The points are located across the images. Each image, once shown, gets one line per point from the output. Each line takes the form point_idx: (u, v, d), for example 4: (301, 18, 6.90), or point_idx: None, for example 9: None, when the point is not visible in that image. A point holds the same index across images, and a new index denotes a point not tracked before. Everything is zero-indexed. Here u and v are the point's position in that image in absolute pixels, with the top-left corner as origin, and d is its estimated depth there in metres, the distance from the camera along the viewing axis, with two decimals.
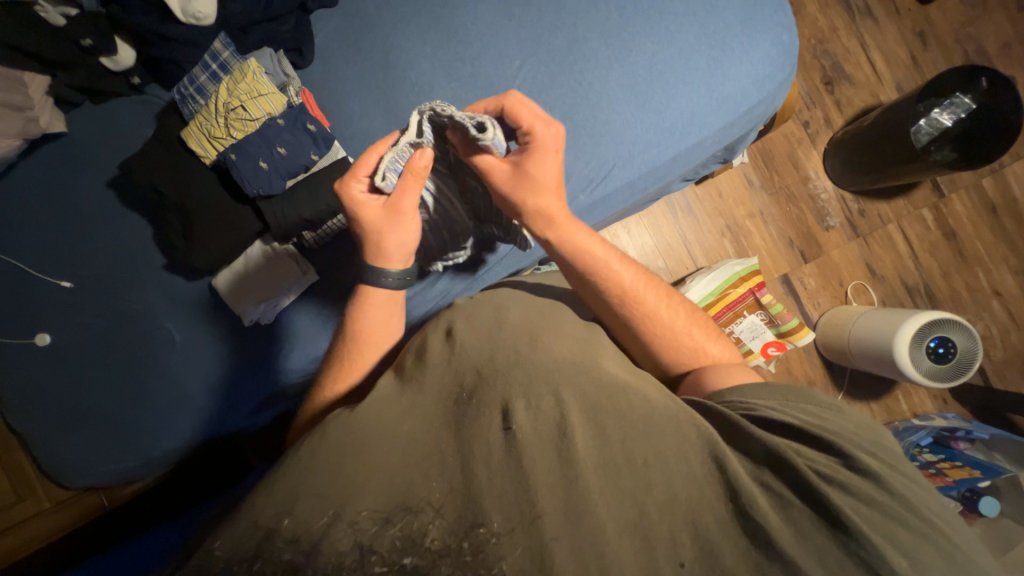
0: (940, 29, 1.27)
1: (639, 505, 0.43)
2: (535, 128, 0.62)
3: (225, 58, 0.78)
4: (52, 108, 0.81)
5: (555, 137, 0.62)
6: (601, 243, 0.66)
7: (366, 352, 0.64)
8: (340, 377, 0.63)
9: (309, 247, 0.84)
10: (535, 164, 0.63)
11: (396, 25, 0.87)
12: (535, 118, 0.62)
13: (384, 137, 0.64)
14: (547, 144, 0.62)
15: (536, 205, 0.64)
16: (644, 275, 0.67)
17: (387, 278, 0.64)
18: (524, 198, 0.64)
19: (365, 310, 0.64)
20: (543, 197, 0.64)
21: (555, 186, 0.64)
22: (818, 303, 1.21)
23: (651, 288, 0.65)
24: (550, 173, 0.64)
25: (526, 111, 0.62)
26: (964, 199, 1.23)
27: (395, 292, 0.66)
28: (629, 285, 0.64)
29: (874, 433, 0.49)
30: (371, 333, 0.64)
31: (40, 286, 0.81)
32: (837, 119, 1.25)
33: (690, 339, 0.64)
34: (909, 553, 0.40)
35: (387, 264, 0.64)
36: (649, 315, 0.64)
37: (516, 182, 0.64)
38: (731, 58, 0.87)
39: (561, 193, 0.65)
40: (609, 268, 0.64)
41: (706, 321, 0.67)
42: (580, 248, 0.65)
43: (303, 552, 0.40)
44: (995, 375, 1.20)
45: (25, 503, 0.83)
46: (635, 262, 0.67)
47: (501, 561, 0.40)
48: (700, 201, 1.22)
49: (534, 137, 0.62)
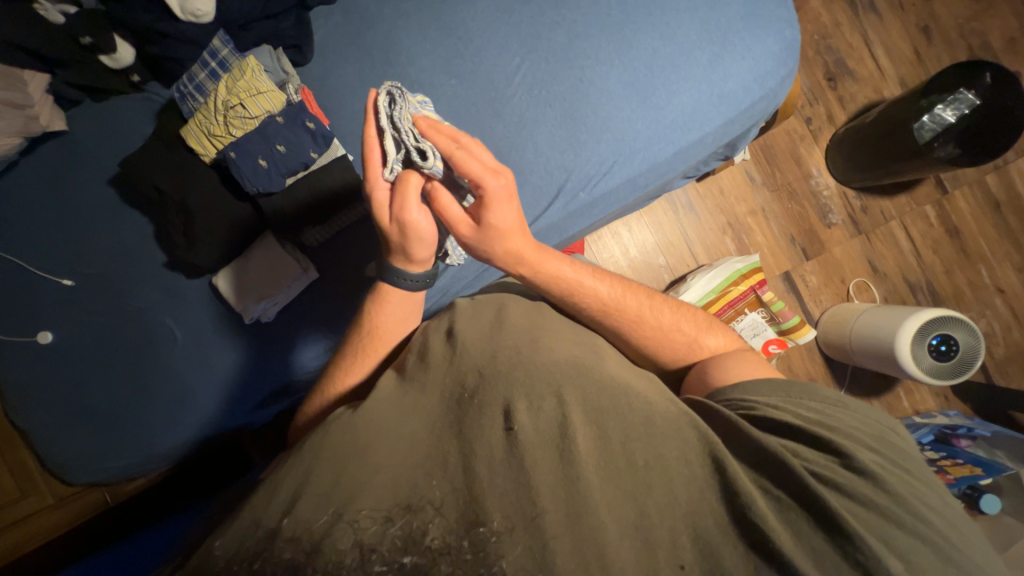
0: (944, 24, 1.26)
1: (640, 507, 0.43)
2: (486, 185, 0.56)
3: (225, 56, 0.77)
4: (53, 107, 0.81)
5: (505, 187, 0.57)
6: (572, 265, 0.65)
7: (370, 350, 0.64)
8: (340, 377, 0.63)
9: (311, 246, 0.84)
10: (491, 214, 0.58)
11: (396, 22, 0.87)
12: (484, 172, 0.56)
13: (364, 114, 0.59)
14: (498, 196, 0.57)
15: (504, 250, 0.62)
16: (620, 284, 0.66)
17: (405, 282, 0.63)
18: (491, 246, 0.62)
19: (381, 307, 0.64)
20: (509, 240, 0.61)
21: (518, 226, 0.61)
22: (819, 300, 1.20)
23: (630, 293, 0.65)
24: (509, 218, 0.60)
25: (474, 164, 0.56)
26: (967, 195, 1.23)
27: (412, 293, 0.64)
28: (607, 297, 0.64)
29: (878, 430, 0.49)
30: (373, 331, 0.64)
31: (40, 284, 0.81)
32: (839, 115, 1.24)
33: (683, 336, 0.64)
34: (906, 554, 0.40)
35: (408, 265, 0.62)
36: (636, 320, 0.64)
37: (476, 233, 0.60)
38: (733, 55, 0.86)
39: (526, 229, 0.63)
40: (581, 287, 0.64)
41: (700, 314, 0.68)
42: (554, 277, 0.64)
43: (304, 551, 0.39)
44: (997, 372, 1.19)
45: (28, 499, 0.84)
46: (608, 274, 0.67)
47: (502, 559, 0.39)
48: (701, 198, 1.21)
49: (485, 190, 0.57)
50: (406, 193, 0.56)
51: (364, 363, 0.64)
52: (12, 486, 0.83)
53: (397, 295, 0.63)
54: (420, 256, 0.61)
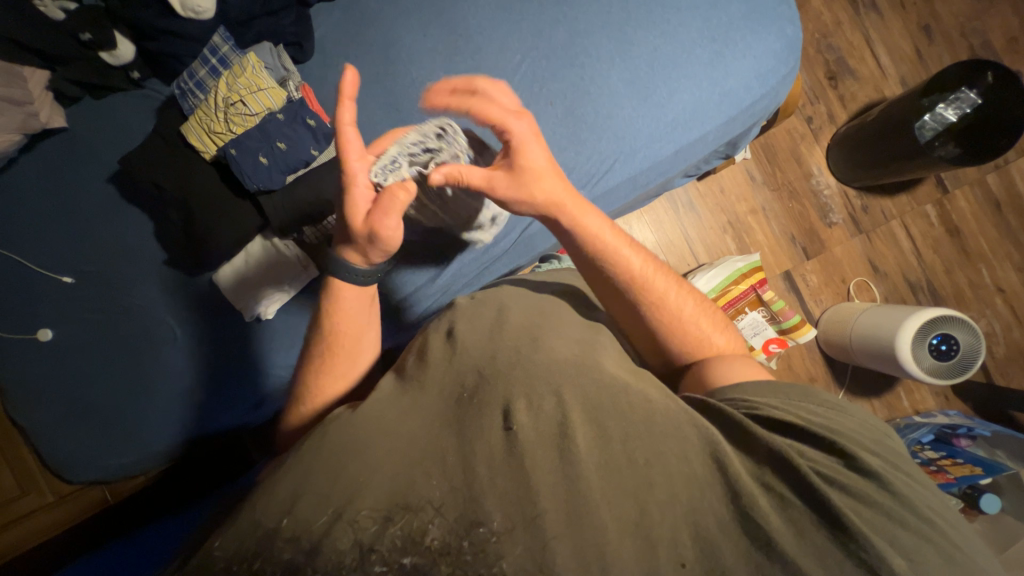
0: (945, 23, 1.26)
1: (641, 505, 0.43)
2: (511, 126, 0.60)
3: (225, 52, 0.77)
4: (52, 104, 0.81)
5: (529, 126, 0.61)
6: (610, 228, 0.63)
7: (339, 356, 0.61)
8: (314, 386, 0.61)
9: (309, 241, 0.80)
10: (522, 154, 0.59)
11: (396, 19, 0.86)
12: (506, 117, 0.60)
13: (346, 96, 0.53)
14: (525, 135, 0.60)
15: (541, 197, 0.61)
16: (653, 262, 0.64)
17: (347, 274, 0.60)
18: (527, 194, 0.60)
19: (340, 310, 0.61)
20: (543, 182, 0.60)
21: (551, 169, 0.61)
22: (820, 300, 1.20)
23: (659, 273, 0.63)
24: (541, 158, 0.60)
25: (494, 113, 0.60)
26: (968, 194, 1.23)
27: (366, 288, 0.62)
28: (637, 270, 0.62)
29: (875, 432, 0.49)
30: (334, 333, 0.61)
31: (40, 281, 0.81)
32: (840, 114, 1.24)
33: (697, 327, 0.62)
34: (909, 554, 0.40)
35: (354, 260, 0.59)
36: (658, 299, 0.62)
37: (513, 181, 0.60)
38: (734, 53, 0.86)
39: (561, 175, 0.62)
40: (617, 253, 0.62)
41: (713, 310, 0.66)
42: (590, 234, 0.62)
43: (304, 552, 0.40)
44: (997, 372, 1.19)
45: (27, 497, 0.83)
46: (645, 249, 0.65)
47: (501, 560, 0.40)
48: (702, 197, 1.21)
49: (511, 133, 0.60)
50: (392, 204, 0.55)
51: (344, 367, 0.62)
52: (12, 484, 0.82)
53: (351, 292, 0.61)
54: (376, 256, 0.59)
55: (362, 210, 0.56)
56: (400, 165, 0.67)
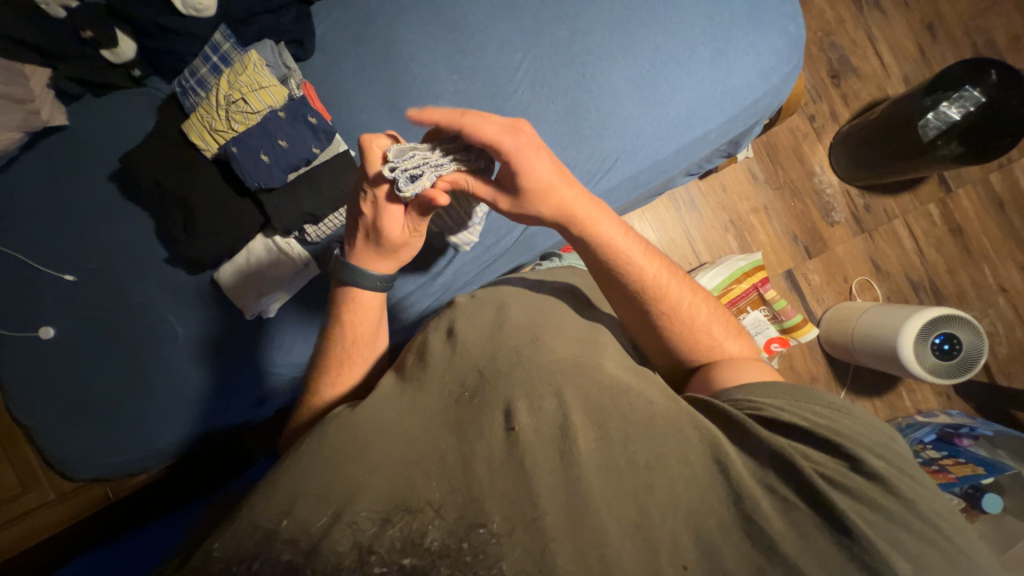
0: (948, 21, 1.25)
1: (641, 506, 0.42)
2: (505, 142, 0.54)
3: (226, 50, 0.78)
4: (54, 102, 0.81)
5: (527, 142, 0.55)
6: (625, 233, 0.62)
7: (353, 356, 0.61)
8: (323, 389, 0.61)
9: (310, 242, 0.83)
10: (528, 171, 0.56)
11: (398, 16, 0.86)
12: (501, 131, 0.54)
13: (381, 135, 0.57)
14: (527, 149, 0.55)
15: (550, 207, 0.59)
16: (668, 269, 0.63)
17: (374, 282, 0.61)
18: (535, 205, 0.59)
19: (352, 314, 0.61)
20: (554, 195, 0.58)
21: (561, 179, 0.58)
22: (822, 299, 1.20)
23: (675, 282, 0.62)
24: (547, 173, 0.57)
25: (490, 128, 0.54)
26: (971, 194, 1.22)
27: (382, 292, 0.63)
28: (652, 279, 0.61)
29: (879, 436, 0.49)
30: (345, 336, 0.61)
31: (41, 279, 0.81)
32: (843, 112, 1.23)
33: (709, 336, 0.62)
34: (912, 556, 0.40)
35: (381, 267, 0.61)
36: (671, 309, 0.61)
37: (519, 200, 0.59)
38: (736, 50, 0.86)
39: (571, 180, 0.59)
40: (632, 261, 0.61)
41: (724, 315, 0.65)
42: (606, 242, 0.60)
43: (302, 553, 0.40)
44: (1000, 372, 1.19)
45: (30, 494, 0.83)
46: (660, 254, 0.64)
47: (501, 561, 0.39)
48: (704, 196, 1.21)
49: (506, 149, 0.55)
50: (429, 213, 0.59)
51: (352, 369, 0.61)
52: (14, 480, 0.82)
53: (363, 297, 0.61)
54: (404, 255, 0.62)
55: (398, 214, 0.58)
56: (425, 172, 0.56)
